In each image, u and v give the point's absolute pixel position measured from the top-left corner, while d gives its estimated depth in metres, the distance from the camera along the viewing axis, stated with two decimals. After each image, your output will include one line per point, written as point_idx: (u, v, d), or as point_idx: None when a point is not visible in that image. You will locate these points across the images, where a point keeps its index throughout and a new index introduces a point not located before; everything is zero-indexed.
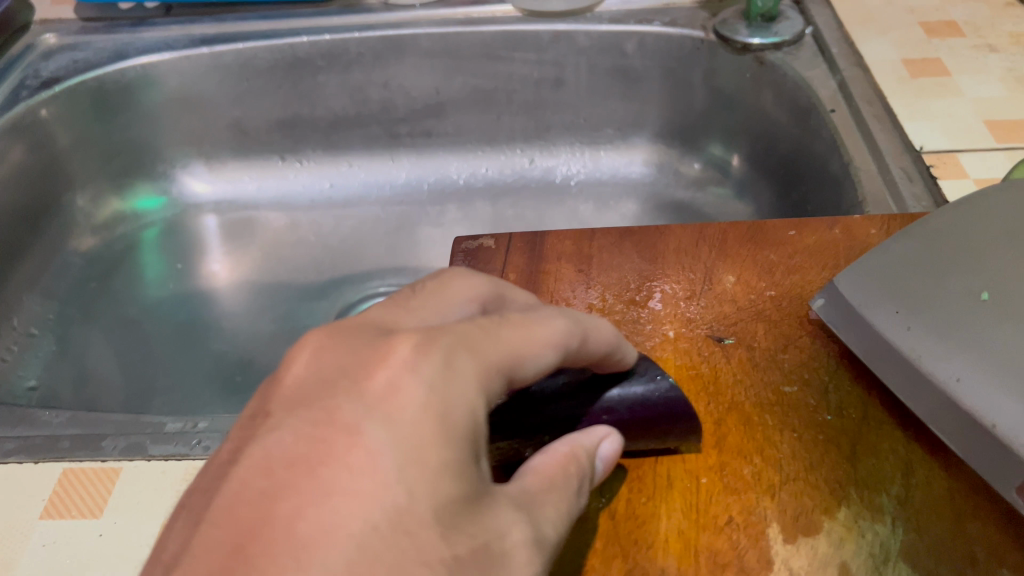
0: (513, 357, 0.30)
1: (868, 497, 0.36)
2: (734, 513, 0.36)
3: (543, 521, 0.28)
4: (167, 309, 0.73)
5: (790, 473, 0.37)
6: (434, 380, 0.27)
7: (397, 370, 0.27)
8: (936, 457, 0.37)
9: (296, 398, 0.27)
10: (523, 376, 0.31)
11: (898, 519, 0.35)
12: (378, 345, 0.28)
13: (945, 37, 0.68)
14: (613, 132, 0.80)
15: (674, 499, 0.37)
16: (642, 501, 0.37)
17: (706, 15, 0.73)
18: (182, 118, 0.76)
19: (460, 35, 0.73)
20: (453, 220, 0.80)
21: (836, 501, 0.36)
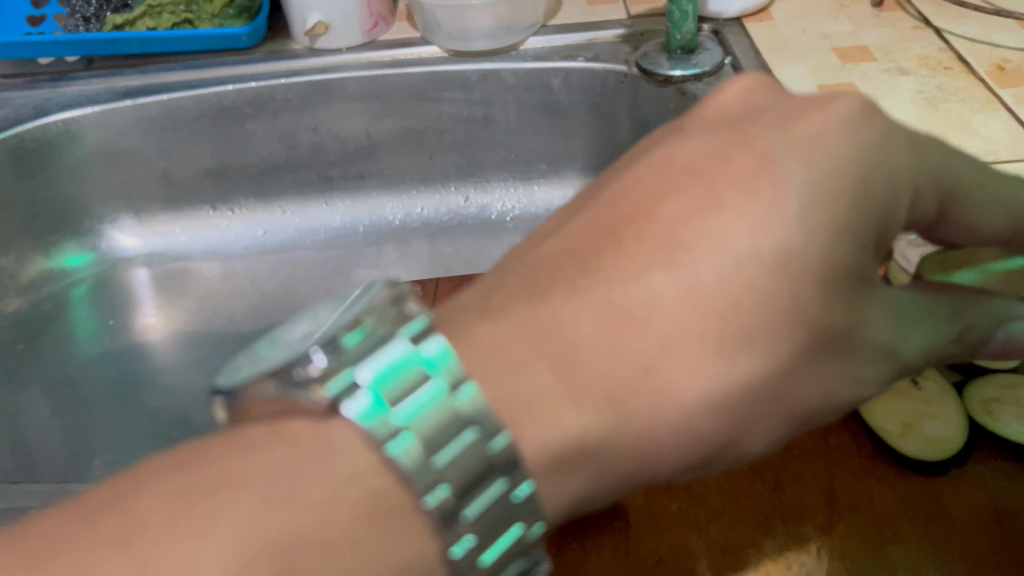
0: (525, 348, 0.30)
1: (793, 528, 0.40)
2: (664, 552, 0.40)
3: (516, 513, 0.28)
4: (99, 365, 0.71)
5: (717, 509, 0.41)
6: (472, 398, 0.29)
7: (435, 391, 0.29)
8: (857, 484, 0.41)
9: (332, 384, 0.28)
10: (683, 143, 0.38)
11: (823, 550, 0.39)
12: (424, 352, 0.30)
13: (858, 61, 0.71)
14: (545, 166, 0.80)
15: (606, 545, 0.40)
16: (573, 547, 0.40)
17: (628, 49, 0.74)
18: (108, 172, 0.75)
19: (388, 77, 0.74)
20: (390, 260, 0.80)
21: (762, 534, 0.40)
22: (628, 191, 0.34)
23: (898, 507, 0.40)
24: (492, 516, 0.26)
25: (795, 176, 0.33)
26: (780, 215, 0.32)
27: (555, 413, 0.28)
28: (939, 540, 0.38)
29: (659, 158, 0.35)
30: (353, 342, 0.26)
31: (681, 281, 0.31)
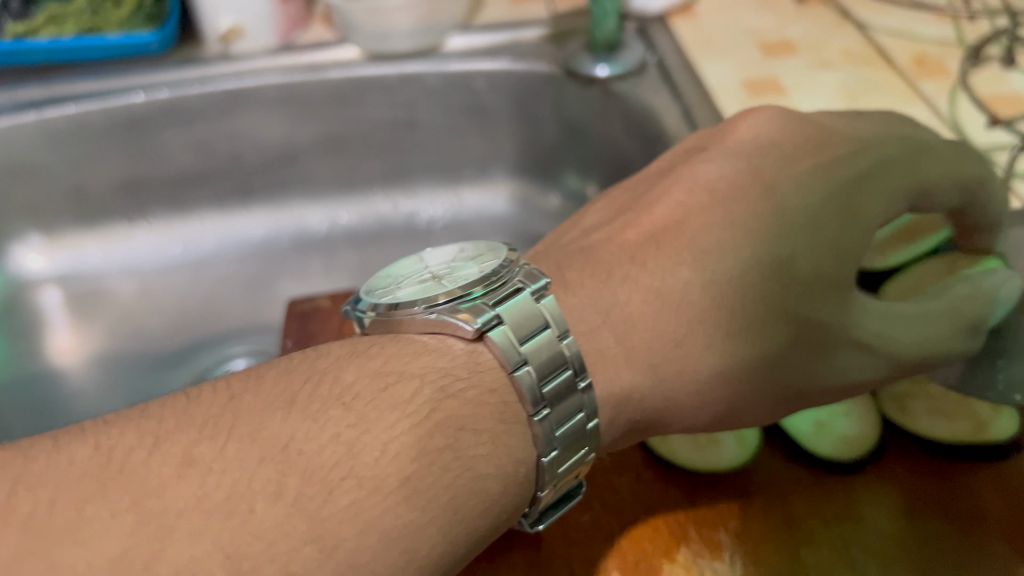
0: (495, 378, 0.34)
1: (707, 534, 0.38)
2: (576, 564, 0.38)
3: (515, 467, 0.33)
4: (8, 390, 0.68)
5: (630, 518, 0.39)
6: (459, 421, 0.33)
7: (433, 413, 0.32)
8: (770, 488, 0.40)
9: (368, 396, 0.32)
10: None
11: (736, 555, 0.37)
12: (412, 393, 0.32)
13: (782, 56, 0.70)
14: (471, 170, 0.79)
15: (517, 558, 0.38)
16: (485, 564, 0.38)
17: (552, 48, 0.73)
18: (12, 189, 0.71)
19: (306, 83, 0.72)
20: (316, 272, 0.78)
21: (676, 542, 0.38)
22: (667, 202, 0.44)
23: (812, 509, 0.39)
24: (574, 433, 0.34)
25: (789, 198, 0.42)
26: (768, 222, 0.41)
27: (614, 370, 0.37)
28: (853, 539, 0.38)
29: (690, 175, 0.45)
30: (483, 290, 0.35)
31: (695, 257, 0.40)
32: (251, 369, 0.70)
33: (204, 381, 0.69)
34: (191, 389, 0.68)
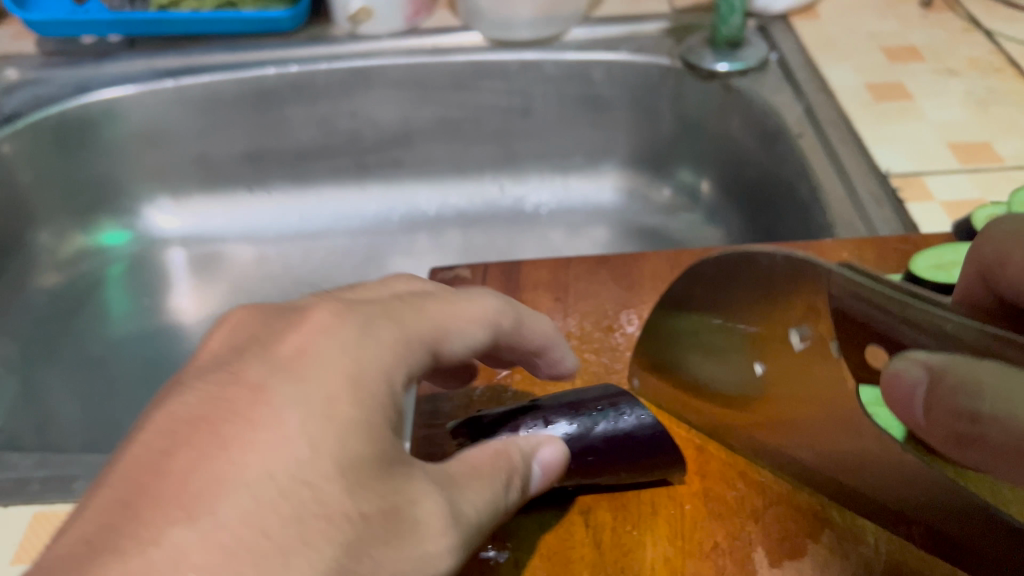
0: (434, 331, 0.32)
1: (852, 520, 0.38)
2: (718, 538, 0.38)
3: (461, 501, 0.29)
4: (133, 346, 0.72)
5: (774, 496, 0.39)
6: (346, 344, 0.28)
7: (308, 337, 0.28)
8: None
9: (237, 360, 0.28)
10: (450, 352, 0.33)
11: (881, 540, 0.37)
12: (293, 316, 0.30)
13: (907, 61, 0.69)
14: (581, 159, 0.80)
15: (658, 528, 0.38)
16: (626, 530, 0.38)
17: (671, 42, 0.74)
18: (146, 153, 0.75)
19: (429, 65, 0.73)
20: (424, 249, 0.80)
21: (819, 525, 0.38)
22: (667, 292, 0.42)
23: None
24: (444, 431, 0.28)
25: None
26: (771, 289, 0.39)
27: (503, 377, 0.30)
28: None
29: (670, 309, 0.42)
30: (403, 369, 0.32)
31: None
32: None
33: None
34: None
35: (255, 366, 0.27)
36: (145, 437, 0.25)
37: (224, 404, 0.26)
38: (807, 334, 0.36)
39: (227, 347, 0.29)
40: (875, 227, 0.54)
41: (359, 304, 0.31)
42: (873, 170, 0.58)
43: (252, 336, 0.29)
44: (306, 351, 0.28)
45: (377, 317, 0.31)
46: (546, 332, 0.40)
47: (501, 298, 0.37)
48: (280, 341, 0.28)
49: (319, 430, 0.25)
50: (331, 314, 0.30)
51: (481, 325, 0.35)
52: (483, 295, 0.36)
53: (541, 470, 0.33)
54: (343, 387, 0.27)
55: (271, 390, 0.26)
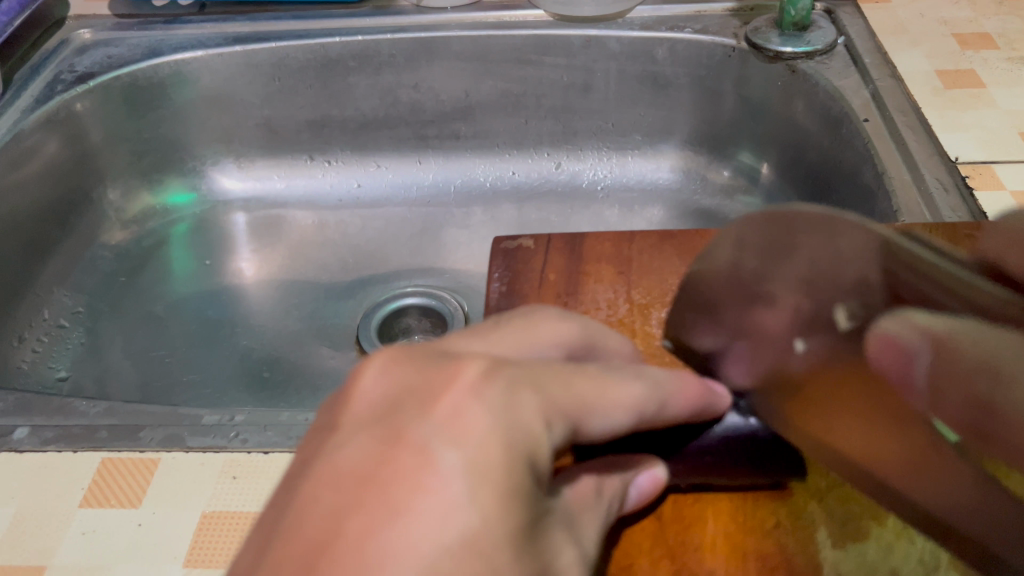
0: (581, 404, 0.29)
1: None
2: (782, 516, 0.37)
3: (585, 539, 0.29)
4: (193, 304, 0.73)
5: None
6: (498, 407, 0.26)
7: (461, 395, 0.26)
8: None
9: (366, 416, 0.26)
10: (590, 431, 0.30)
11: None
12: (443, 365, 0.28)
13: (979, 48, 0.68)
14: (640, 137, 0.79)
15: (721, 500, 0.38)
16: (689, 502, 0.38)
17: (737, 23, 0.73)
18: (211, 116, 0.77)
19: (492, 38, 0.74)
20: (479, 222, 0.80)
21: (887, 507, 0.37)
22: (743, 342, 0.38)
23: None
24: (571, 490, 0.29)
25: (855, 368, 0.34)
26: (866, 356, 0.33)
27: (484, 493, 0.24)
28: None
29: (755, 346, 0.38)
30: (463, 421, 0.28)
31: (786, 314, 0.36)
32: (419, 305, 0.73)
33: (376, 311, 0.73)
34: (364, 317, 0.72)
35: (415, 425, 0.25)
36: (310, 484, 0.24)
37: (387, 465, 0.24)
38: (854, 313, 0.34)
39: (384, 398, 0.27)
40: (941, 213, 0.53)
41: (507, 363, 0.28)
42: (946, 162, 0.56)
43: (406, 391, 0.27)
44: (464, 414, 0.26)
45: (526, 384, 0.28)
46: (691, 405, 0.35)
47: (646, 374, 0.33)
48: (433, 397, 0.26)
49: (489, 503, 0.24)
50: (482, 373, 0.27)
51: (628, 407, 0.31)
52: (628, 374, 0.32)
53: (638, 491, 0.35)
54: (500, 457, 0.25)
55: (434, 456, 0.24)
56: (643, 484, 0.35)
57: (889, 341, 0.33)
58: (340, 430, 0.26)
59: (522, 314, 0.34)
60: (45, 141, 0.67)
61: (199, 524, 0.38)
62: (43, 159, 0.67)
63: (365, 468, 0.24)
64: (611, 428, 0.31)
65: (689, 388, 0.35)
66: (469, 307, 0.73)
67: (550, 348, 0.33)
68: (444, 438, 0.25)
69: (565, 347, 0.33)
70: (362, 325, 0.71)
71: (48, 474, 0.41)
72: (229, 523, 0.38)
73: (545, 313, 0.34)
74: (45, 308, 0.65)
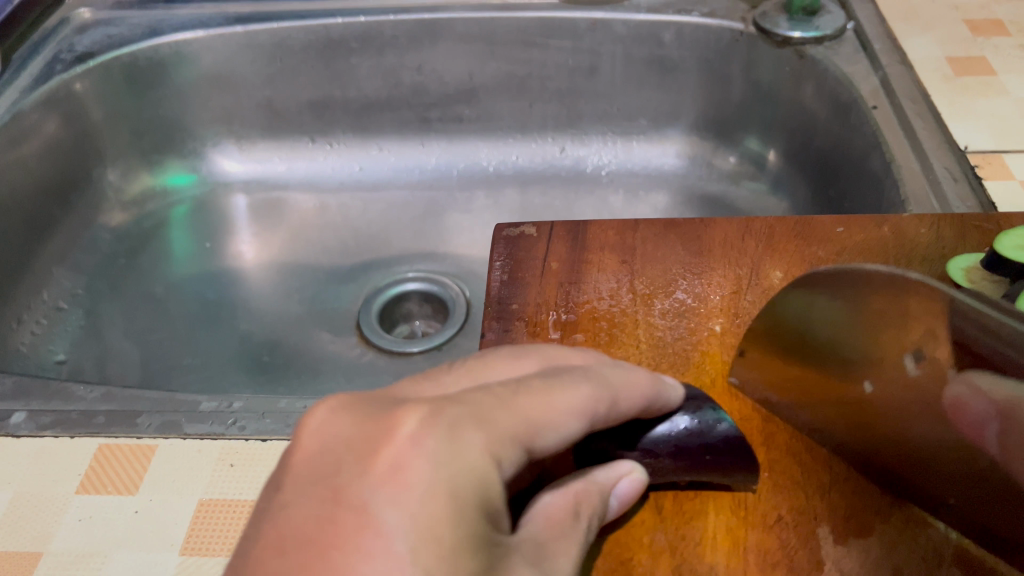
0: (532, 432, 0.28)
1: None
2: (783, 511, 0.37)
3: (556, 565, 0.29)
4: (193, 287, 0.73)
5: (840, 472, 0.38)
6: (439, 456, 0.26)
7: (401, 447, 0.26)
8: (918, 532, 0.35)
9: (306, 475, 0.26)
10: (545, 448, 0.29)
11: None
12: (384, 416, 0.27)
13: (992, 35, 0.67)
14: (646, 122, 0.78)
15: (723, 496, 0.37)
16: (690, 497, 0.37)
17: (745, 7, 0.72)
18: (213, 96, 0.76)
19: (497, 20, 0.73)
20: (482, 207, 0.80)
21: (887, 505, 0.36)
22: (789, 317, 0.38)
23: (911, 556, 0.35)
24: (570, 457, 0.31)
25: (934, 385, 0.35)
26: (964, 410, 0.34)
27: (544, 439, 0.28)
28: None
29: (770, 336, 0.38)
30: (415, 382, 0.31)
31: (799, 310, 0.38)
32: (420, 291, 0.73)
33: (377, 297, 0.73)
34: (365, 303, 0.72)
35: (357, 483, 0.25)
36: (261, 547, 0.24)
37: (330, 528, 0.24)
38: (916, 361, 0.35)
39: (325, 455, 0.26)
40: (949, 203, 0.52)
41: (449, 404, 0.28)
42: (955, 153, 0.56)
43: (345, 449, 0.26)
44: (405, 467, 0.25)
45: (468, 424, 0.27)
46: (645, 395, 0.35)
47: (593, 373, 0.32)
48: (370, 452, 0.26)
49: (435, 561, 0.24)
50: (420, 422, 0.26)
51: (576, 413, 0.30)
52: (574, 378, 0.31)
53: (618, 499, 0.34)
54: (445, 508, 0.25)
55: (376, 517, 0.24)
56: (623, 492, 0.34)
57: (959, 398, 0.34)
58: (284, 491, 0.25)
59: (477, 354, 0.34)
60: (44, 121, 0.66)
61: (196, 513, 0.38)
62: (42, 139, 0.66)
63: (310, 531, 0.24)
64: (564, 440, 0.30)
65: (638, 379, 0.35)
66: (471, 293, 0.72)
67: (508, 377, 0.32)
68: (385, 495, 0.24)
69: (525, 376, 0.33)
70: (363, 311, 0.71)
71: (43, 459, 0.41)
72: (224, 511, 0.38)
73: (500, 351, 0.34)
74: (44, 289, 0.65)
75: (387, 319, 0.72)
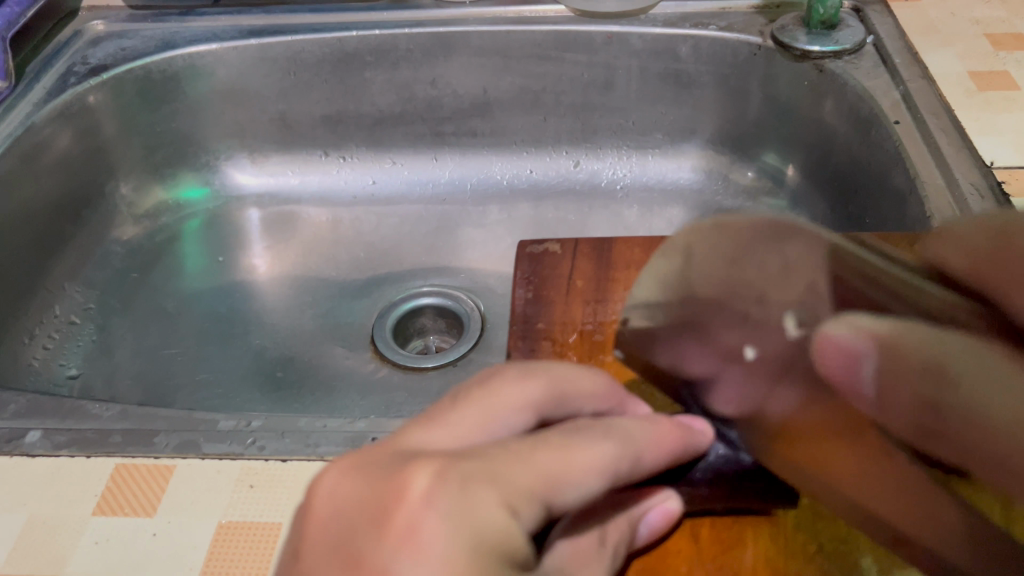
0: (548, 482, 0.27)
1: None
2: (824, 541, 0.35)
3: None
4: (206, 300, 0.72)
5: None
6: (453, 514, 0.24)
7: (414, 507, 0.24)
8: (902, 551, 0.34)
9: (325, 544, 0.25)
10: (563, 504, 0.27)
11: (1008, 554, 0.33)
12: (396, 472, 0.26)
13: (1013, 49, 0.66)
14: (661, 136, 0.78)
15: (762, 524, 0.36)
16: (728, 523, 0.36)
17: (763, 21, 0.71)
18: (225, 110, 0.76)
19: (512, 34, 0.72)
20: (496, 221, 0.79)
21: None
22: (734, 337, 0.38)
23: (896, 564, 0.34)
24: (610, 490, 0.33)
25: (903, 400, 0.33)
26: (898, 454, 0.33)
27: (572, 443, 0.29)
28: None
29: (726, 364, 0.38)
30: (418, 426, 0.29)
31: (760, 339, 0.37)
32: (435, 306, 0.73)
33: (391, 312, 0.72)
34: (379, 318, 0.71)
35: (374, 550, 0.24)
36: None
37: None
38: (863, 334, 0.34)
39: (339, 519, 0.25)
40: None
41: (459, 458, 0.26)
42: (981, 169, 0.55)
43: (359, 512, 0.25)
44: (420, 529, 0.24)
45: (480, 477, 0.25)
46: (668, 453, 0.33)
47: (617, 429, 0.31)
48: (384, 515, 0.25)
49: None
50: (431, 478, 0.25)
51: (599, 470, 0.29)
52: (596, 435, 0.30)
53: (646, 529, 0.35)
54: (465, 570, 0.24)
55: None
56: (654, 520, 0.35)
57: (835, 349, 0.34)
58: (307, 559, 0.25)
59: (480, 380, 0.32)
60: (57, 135, 0.66)
61: (217, 535, 0.37)
62: (55, 153, 0.66)
63: None
64: (586, 497, 0.28)
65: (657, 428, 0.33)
66: (485, 308, 0.71)
67: (516, 414, 0.31)
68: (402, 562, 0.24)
69: (532, 410, 0.31)
70: (376, 326, 0.70)
71: (59, 479, 0.40)
72: (244, 534, 0.37)
73: (505, 374, 0.32)
74: (56, 304, 0.64)
75: (401, 334, 0.72)
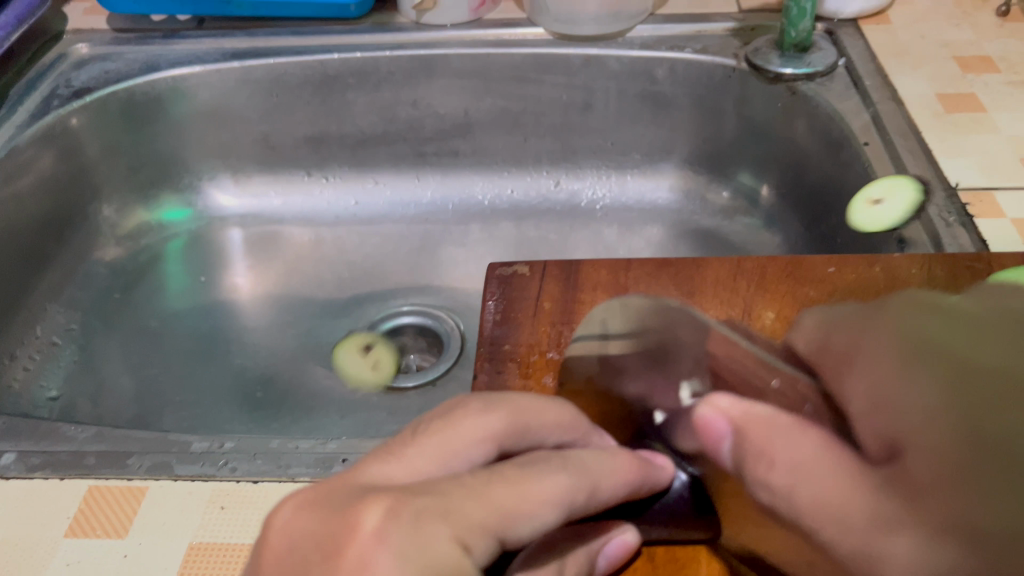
0: (502, 517, 0.27)
1: None
2: None
3: None
4: (188, 319, 0.73)
5: None
6: (405, 548, 0.25)
7: (366, 543, 0.25)
8: None
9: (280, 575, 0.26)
10: (517, 539, 0.28)
11: None
12: (351, 506, 0.26)
13: (981, 72, 0.67)
14: (640, 157, 0.79)
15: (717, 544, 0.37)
16: (683, 543, 0.37)
17: (738, 44, 0.72)
18: (208, 132, 0.77)
19: (492, 56, 0.73)
20: (477, 240, 0.80)
21: None
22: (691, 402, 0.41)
23: None
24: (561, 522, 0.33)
25: None
26: None
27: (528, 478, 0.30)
28: None
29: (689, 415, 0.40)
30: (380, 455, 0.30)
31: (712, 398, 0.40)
32: (415, 325, 0.73)
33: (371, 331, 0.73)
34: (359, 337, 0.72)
35: None
36: None
37: None
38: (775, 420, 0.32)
39: (295, 552, 0.26)
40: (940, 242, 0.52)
41: (413, 493, 0.27)
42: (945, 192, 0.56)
43: (313, 545, 0.26)
44: (371, 564, 0.25)
45: (432, 513, 0.26)
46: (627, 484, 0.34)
47: (574, 463, 0.31)
48: (337, 549, 0.25)
49: None
50: (384, 513, 0.26)
51: (553, 503, 0.29)
52: (552, 468, 0.30)
53: (607, 559, 0.35)
54: None
55: None
56: (613, 551, 0.35)
57: None
58: None
59: (443, 413, 0.32)
60: (39, 157, 0.66)
61: (186, 556, 0.38)
62: (38, 175, 0.66)
63: None
64: (541, 529, 0.29)
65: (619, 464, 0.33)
66: (465, 327, 0.72)
67: (478, 447, 0.31)
68: None
69: (493, 443, 0.32)
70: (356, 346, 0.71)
71: (32, 501, 0.41)
72: (214, 555, 0.38)
73: (467, 407, 0.32)
74: (37, 325, 0.65)
75: None
